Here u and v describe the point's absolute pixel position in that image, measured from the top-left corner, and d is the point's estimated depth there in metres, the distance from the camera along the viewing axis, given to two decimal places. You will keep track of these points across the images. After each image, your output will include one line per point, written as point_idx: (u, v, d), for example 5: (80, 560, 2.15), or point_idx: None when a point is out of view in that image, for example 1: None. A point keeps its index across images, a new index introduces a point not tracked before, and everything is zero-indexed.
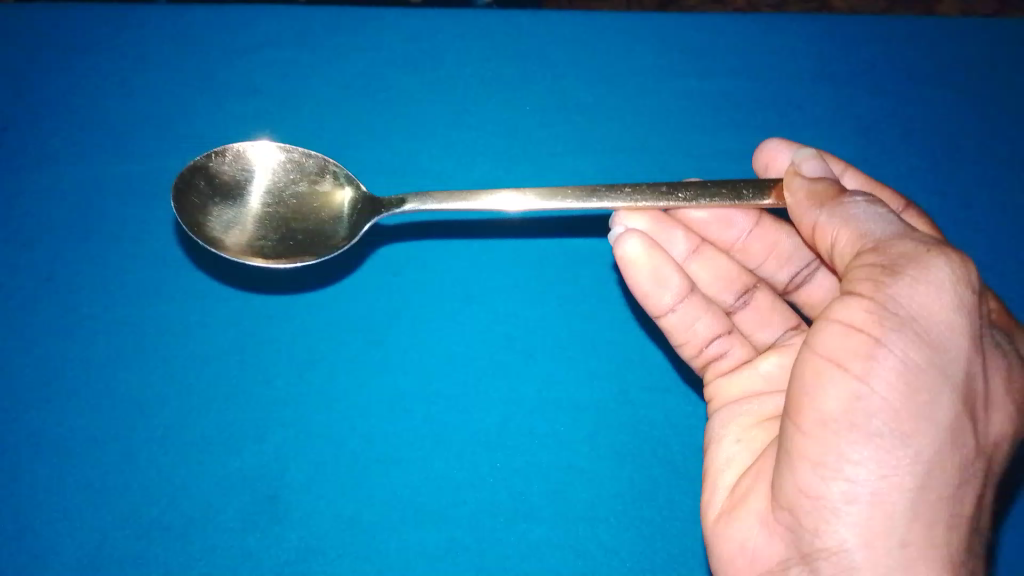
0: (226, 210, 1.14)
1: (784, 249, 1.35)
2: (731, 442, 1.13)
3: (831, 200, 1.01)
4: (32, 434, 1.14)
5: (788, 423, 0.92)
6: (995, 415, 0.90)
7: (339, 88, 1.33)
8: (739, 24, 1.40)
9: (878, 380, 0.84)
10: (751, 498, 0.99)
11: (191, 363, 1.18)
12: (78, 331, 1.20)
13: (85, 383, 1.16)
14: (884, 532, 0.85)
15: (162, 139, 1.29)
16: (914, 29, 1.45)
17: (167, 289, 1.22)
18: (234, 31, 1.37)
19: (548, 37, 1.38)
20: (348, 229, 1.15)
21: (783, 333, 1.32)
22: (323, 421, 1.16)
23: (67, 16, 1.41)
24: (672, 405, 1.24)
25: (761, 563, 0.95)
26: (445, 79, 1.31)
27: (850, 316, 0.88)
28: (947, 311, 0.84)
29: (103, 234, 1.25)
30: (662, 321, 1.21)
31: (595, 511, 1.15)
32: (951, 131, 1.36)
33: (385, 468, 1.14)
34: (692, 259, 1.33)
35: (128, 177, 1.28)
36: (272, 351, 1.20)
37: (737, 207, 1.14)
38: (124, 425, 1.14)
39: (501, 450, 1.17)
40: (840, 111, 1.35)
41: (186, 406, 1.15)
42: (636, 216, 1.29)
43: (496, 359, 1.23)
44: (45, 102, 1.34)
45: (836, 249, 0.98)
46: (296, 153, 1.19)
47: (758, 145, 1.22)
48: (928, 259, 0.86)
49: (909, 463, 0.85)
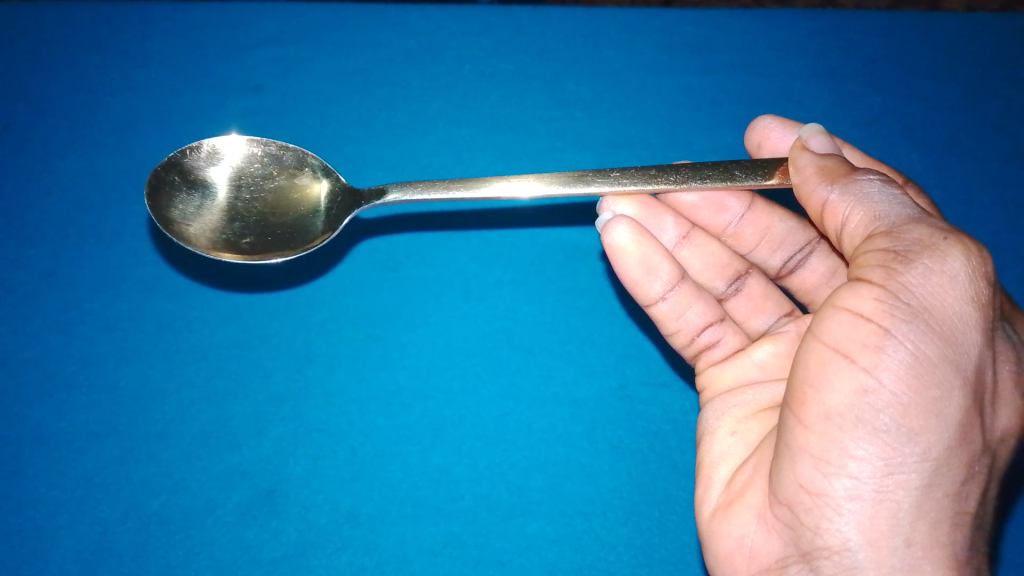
0: (202, 206, 1.20)
1: (778, 232, 1.47)
2: (725, 435, 1.22)
3: (841, 179, 1.12)
4: (98, 539, 1.20)
5: (789, 414, 1.01)
6: (1003, 410, 1.01)
7: (353, 162, 1.46)
8: (727, 17, 1.63)
9: (888, 372, 0.92)
10: (749, 491, 1.08)
11: (234, 479, 1.24)
12: (115, 488, 1.24)
13: (138, 516, 1.21)
14: (891, 530, 0.94)
15: (136, 270, 1.41)
16: (874, 22, 1.66)
17: (193, 426, 1.29)
18: (220, 67, 1.59)
19: (482, 33, 1.63)
20: (327, 225, 1.23)
21: (778, 320, 1.42)
22: (389, 538, 1.22)
23: (80, 95, 1.57)
24: (671, 400, 1.37)
25: (761, 559, 1.04)
26: (476, 117, 1.51)
27: (859, 305, 0.96)
28: (961, 304, 0.93)
29: (96, 348, 1.34)
30: (654, 311, 1.32)
31: (644, 531, 1.25)
32: (895, 110, 1.54)
33: (453, 551, 1.22)
34: (682, 245, 1.44)
35: (108, 292, 1.39)
36: (310, 499, 1.24)
37: (729, 187, 1.27)
38: (191, 535, 1.20)
39: (564, 523, 1.24)
40: (791, 78, 1.56)
41: (244, 526, 1.21)
42: (621, 200, 1.37)
43: (510, 446, 1.30)
44: (45, 227, 1.45)
45: (847, 230, 1.09)
46: (273, 146, 1.25)
47: (754, 124, 1.38)
48: (944, 249, 0.95)
49: (919, 459, 0.93)
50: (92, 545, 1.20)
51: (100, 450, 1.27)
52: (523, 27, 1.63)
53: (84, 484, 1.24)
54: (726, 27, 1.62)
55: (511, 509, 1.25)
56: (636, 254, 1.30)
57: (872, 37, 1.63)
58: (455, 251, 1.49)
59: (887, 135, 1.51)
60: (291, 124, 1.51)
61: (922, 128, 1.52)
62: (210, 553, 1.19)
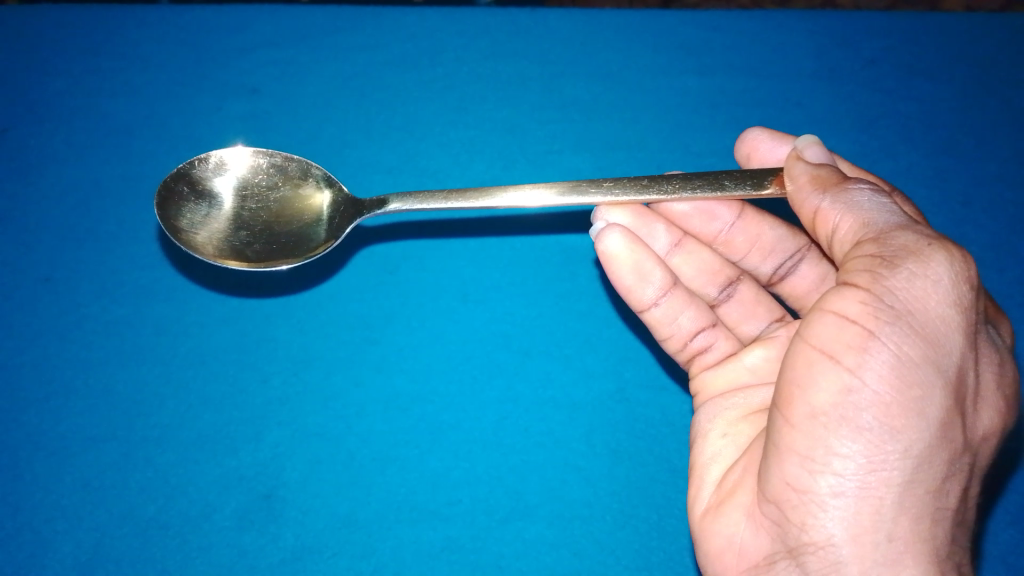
0: (210, 216, 1.09)
1: (767, 240, 1.23)
2: (717, 436, 1.05)
3: (833, 186, 0.96)
4: (86, 562, 1.10)
5: (776, 415, 0.88)
6: (984, 410, 0.87)
7: (366, 181, 1.42)
8: (721, 18, 1.65)
9: (870, 373, 0.81)
10: (738, 490, 0.95)
11: (226, 499, 1.14)
12: (102, 512, 1.13)
13: (124, 537, 1.11)
14: (872, 525, 0.82)
15: (129, 278, 1.32)
16: (867, 21, 1.69)
17: (189, 441, 1.18)
18: (223, 72, 1.54)
19: (488, 35, 1.62)
20: (333, 232, 1.11)
21: (770, 324, 1.20)
22: (367, 551, 1.10)
23: (72, 106, 1.51)
24: (667, 403, 1.22)
25: (748, 557, 0.91)
26: (493, 126, 1.50)
27: (844, 307, 0.84)
28: (942, 306, 0.81)
29: (81, 362, 1.24)
30: (645, 317, 1.13)
31: (667, 531, 1.13)
32: (875, 109, 1.57)
33: (449, 552, 1.10)
34: (675, 253, 1.21)
35: (94, 304, 1.30)
36: (295, 506, 1.13)
37: (718, 198, 1.05)
38: (185, 558, 1.10)
39: (569, 519, 1.12)
40: (778, 79, 1.59)
41: (239, 544, 1.11)
42: (617, 210, 1.17)
43: (521, 421, 1.19)
44: (31, 234, 1.37)
45: (837, 237, 0.93)
46: (277, 157, 1.14)
47: (739, 136, 1.16)
48: (927, 253, 0.83)
49: (898, 458, 0.81)
50: (93, 549, 1.11)
51: (100, 454, 1.17)
52: (525, 30, 1.62)
53: (83, 489, 1.15)
54: (724, 29, 1.64)
55: (509, 513, 1.12)
56: (630, 261, 1.10)
57: (872, 38, 1.66)
58: (451, 256, 1.33)
59: (883, 139, 1.53)
60: (296, 132, 1.48)
61: (922, 133, 1.55)
62: (206, 560, 1.10)
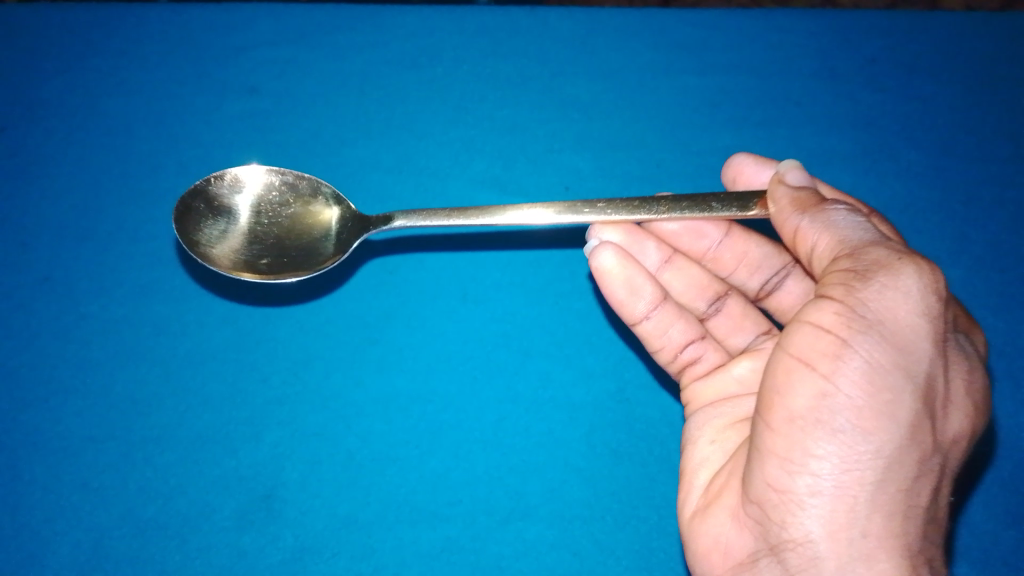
0: (226, 232, 1.15)
1: (754, 257, 1.30)
2: (705, 442, 1.12)
3: (812, 207, 1.02)
4: (93, 556, 1.15)
5: (759, 421, 0.95)
6: (952, 415, 0.94)
7: (371, 180, 1.45)
8: (722, 15, 1.68)
9: (843, 379, 0.88)
10: (724, 491, 1.01)
11: (227, 499, 1.19)
12: (108, 510, 1.18)
13: (130, 534, 1.16)
14: (847, 522, 0.89)
15: (134, 279, 1.36)
16: (865, 19, 1.72)
17: (192, 441, 1.22)
18: (226, 70, 1.57)
19: (486, 36, 1.64)
20: (339, 246, 1.16)
21: (756, 337, 1.27)
22: (368, 548, 1.16)
23: (76, 103, 1.53)
24: (657, 405, 1.29)
25: (733, 555, 0.98)
26: (495, 125, 1.53)
27: (821, 318, 0.91)
28: (913, 316, 0.88)
29: (88, 363, 1.29)
30: (637, 329, 1.19)
31: (654, 530, 1.19)
32: (874, 107, 1.60)
33: (450, 550, 1.16)
34: (666, 269, 1.28)
35: (101, 305, 1.34)
36: (297, 507, 1.18)
37: (706, 218, 1.12)
38: (187, 556, 1.15)
39: (562, 520, 1.18)
40: (778, 75, 1.62)
41: (241, 543, 1.16)
42: (612, 229, 1.23)
43: (518, 425, 1.25)
44: (37, 235, 1.41)
45: (816, 254, 1.00)
46: (288, 176, 1.20)
47: (724, 162, 1.23)
48: (898, 268, 0.90)
49: (870, 458, 0.88)
50: (98, 547, 1.16)
51: (104, 455, 1.22)
52: (525, 31, 1.65)
53: (86, 490, 1.20)
54: (725, 27, 1.66)
55: (509, 514, 1.18)
56: (623, 276, 1.17)
57: (871, 38, 1.69)
58: (452, 263, 1.38)
59: (881, 138, 1.57)
60: (299, 131, 1.50)
61: (920, 133, 1.58)
62: (206, 559, 1.15)
